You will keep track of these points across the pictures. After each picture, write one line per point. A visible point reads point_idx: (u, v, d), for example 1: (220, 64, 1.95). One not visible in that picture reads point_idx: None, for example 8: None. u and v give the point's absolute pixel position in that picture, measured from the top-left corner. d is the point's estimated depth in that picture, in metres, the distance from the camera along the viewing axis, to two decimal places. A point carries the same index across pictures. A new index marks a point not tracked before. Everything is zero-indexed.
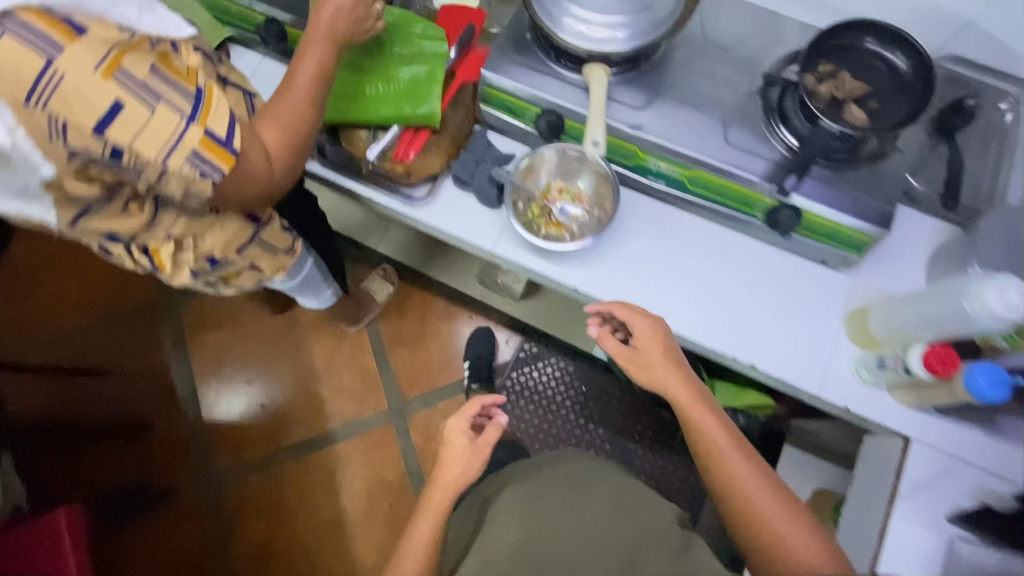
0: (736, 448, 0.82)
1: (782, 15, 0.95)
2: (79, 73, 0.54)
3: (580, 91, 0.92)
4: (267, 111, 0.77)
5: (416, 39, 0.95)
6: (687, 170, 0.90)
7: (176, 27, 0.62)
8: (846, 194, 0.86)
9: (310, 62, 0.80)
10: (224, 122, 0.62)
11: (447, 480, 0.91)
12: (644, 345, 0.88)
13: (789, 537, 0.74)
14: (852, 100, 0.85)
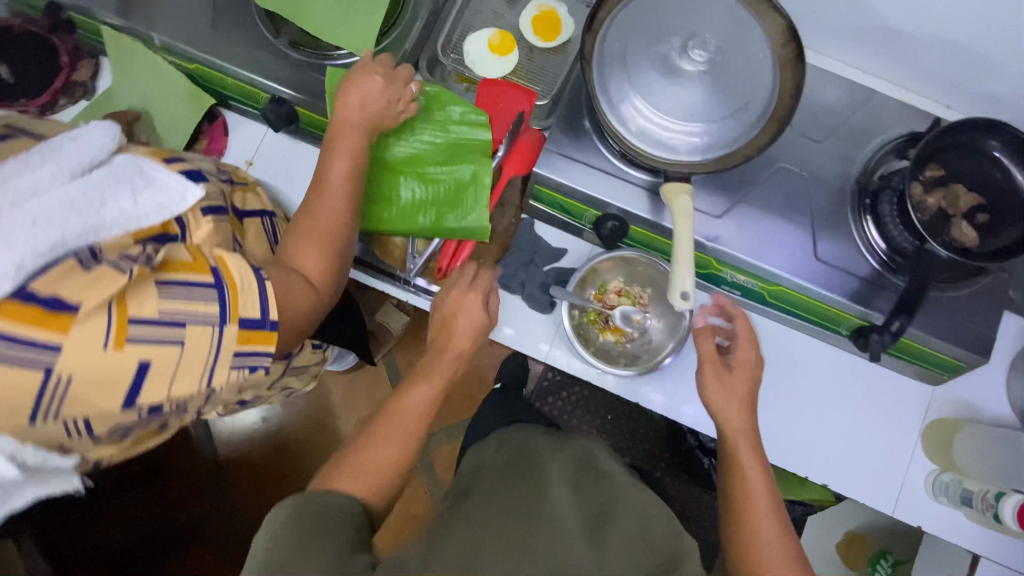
0: (768, 495, 0.65)
1: (878, 95, 0.82)
2: (85, 356, 0.45)
3: (648, 196, 0.79)
4: (302, 228, 0.67)
5: (451, 126, 0.81)
6: (768, 284, 0.81)
7: (179, 192, 0.53)
8: (945, 316, 0.78)
9: (343, 159, 0.70)
10: (255, 298, 0.53)
11: (450, 355, 0.75)
12: (740, 355, 0.74)
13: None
14: (961, 216, 0.74)
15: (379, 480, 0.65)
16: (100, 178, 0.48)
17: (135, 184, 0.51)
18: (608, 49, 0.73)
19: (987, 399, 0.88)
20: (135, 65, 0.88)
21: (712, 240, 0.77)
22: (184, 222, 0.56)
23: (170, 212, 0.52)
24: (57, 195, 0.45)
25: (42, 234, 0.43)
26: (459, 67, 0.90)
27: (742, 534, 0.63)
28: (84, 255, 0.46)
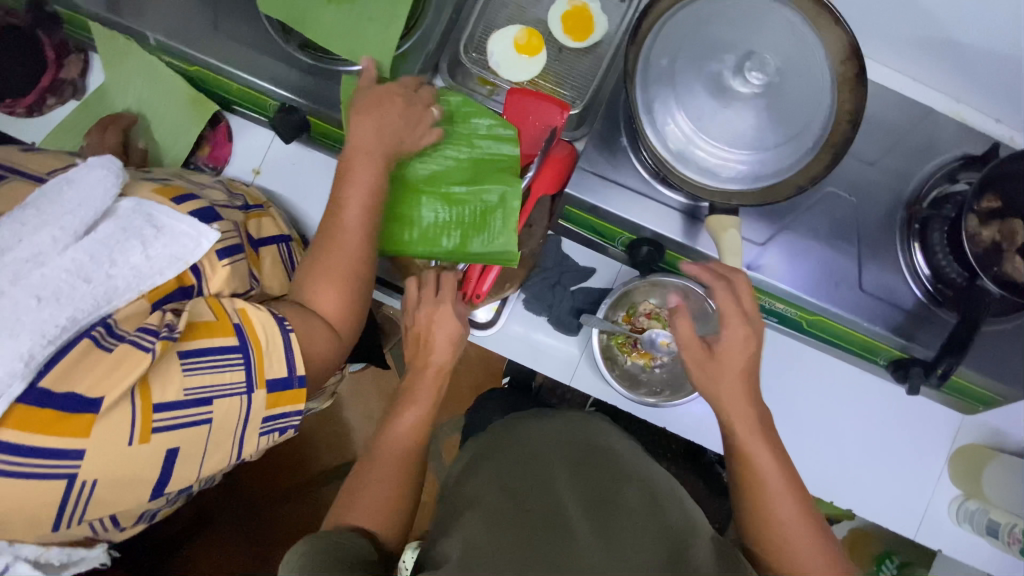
0: (786, 480, 0.58)
1: (930, 115, 0.78)
2: (115, 448, 0.49)
3: (681, 217, 0.74)
4: (318, 269, 0.63)
5: (477, 141, 0.75)
6: (807, 312, 0.78)
7: (192, 240, 0.56)
8: (990, 351, 0.75)
9: (358, 191, 0.65)
10: (280, 352, 0.57)
11: (435, 371, 0.71)
12: (728, 339, 0.62)
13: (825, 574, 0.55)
14: (1018, 249, 0.70)
15: (390, 513, 0.61)
16: (110, 237, 0.52)
17: (145, 236, 0.54)
18: (654, 63, 0.67)
19: (1017, 426, 0.87)
20: (129, 64, 0.81)
21: (752, 268, 0.74)
22: (200, 270, 0.59)
23: (182, 261, 0.55)
24: (66, 266, 0.49)
25: (51, 313, 0.47)
26: (482, 70, 0.82)
27: (759, 510, 0.57)
28: (99, 328, 0.50)
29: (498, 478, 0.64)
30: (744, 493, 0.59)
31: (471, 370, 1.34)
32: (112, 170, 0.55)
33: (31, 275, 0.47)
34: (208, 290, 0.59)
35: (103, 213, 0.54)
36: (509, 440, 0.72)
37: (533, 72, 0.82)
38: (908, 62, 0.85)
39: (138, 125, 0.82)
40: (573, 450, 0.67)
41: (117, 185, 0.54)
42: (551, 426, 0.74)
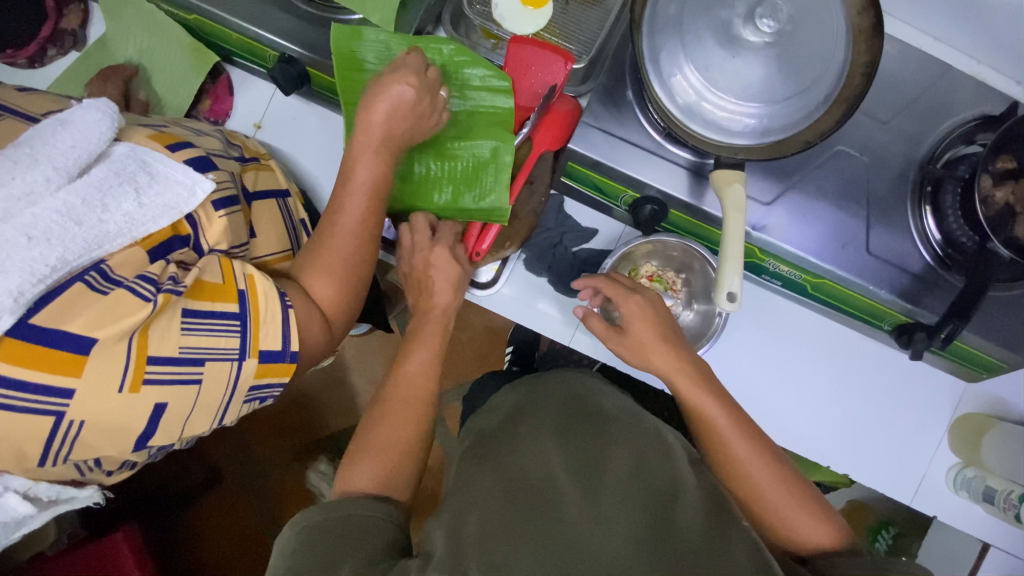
0: (739, 425, 0.62)
1: (948, 74, 0.76)
2: (104, 392, 0.50)
3: (688, 174, 0.72)
4: (317, 260, 0.63)
5: (469, 91, 0.73)
6: (811, 276, 0.77)
7: (186, 188, 0.56)
8: (997, 317, 0.74)
9: (359, 188, 0.64)
10: (279, 328, 0.57)
11: (437, 318, 0.71)
12: (626, 312, 0.69)
13: (800, 518, 0.58)
14: None
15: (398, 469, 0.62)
16: (103, 181, 0.52)
17: (139, 183, 0.54)
18: (665, 9, 0.65)
19: (1021, 396, 0.86)
20: (129, 13, 0.80)
21: (757, 229, 0.72)
22: (197, 220, 0.58)
23: (177, 211, 0.55)
24: (57, 207, 0.49)
25: (41, 252, 0.47)
26: (485, 21, 0.80)
27: (723, 465, 0.62)
28: (93, 273, 0.50)
29: (491, 444, 0.65)
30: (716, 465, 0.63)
31: (474, 337, 1.35)
32: (107, 113, 0.55)
33: (21, 214, 0.47)
34: (205, 241, 0.59)
35: (96, 156, 0.53)
36: (505, 409, 0.73)
37: (539, 25, 0.79)
38: (929, 17, 0.82)
39: (140, 76, 0.82)
40: (565, 411, 0.68)
41: (111, 129, 0.54)
42: (547, 389, 0.74)
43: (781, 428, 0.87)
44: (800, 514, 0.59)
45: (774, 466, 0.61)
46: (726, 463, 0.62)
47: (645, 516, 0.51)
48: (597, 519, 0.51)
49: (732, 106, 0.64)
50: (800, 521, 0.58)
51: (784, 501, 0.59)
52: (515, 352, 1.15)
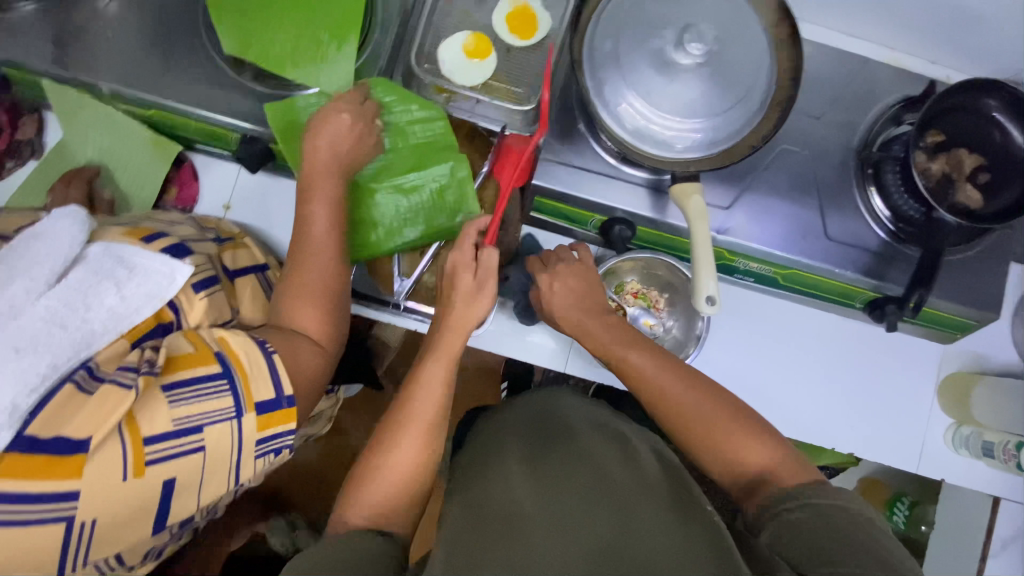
0: (667, 371, 0.67)
1: (867, 65, 0.82)
2: (110, 487, 0.49)
3: (647, 192, 0.77)
4: (299, 289, 0.67)
5: (405, 127, 0.78)
6: (782, 269, 0.81)
7: (166, 276, 0.57)
8: (958, 279, 0.78)
9: (319, 219, 0.69)
10: (267, 374, 0.56)
11: (462, 328, 0.69)
12: (563, 287, 0.74)
13: (745, 443, 0.62)
14: (965, 179, 0.76)
15: (415, 478, 0.63)
16: (83, 282, 0.52)
17: (118, 278, 0.54)
18: (600, 45, 0.70)
19: (993, 350, 0.91)
20: (86, 116, 0.81)
21: (722, 232, 0.76)
22: (178, 305, 0.59)
23: (159, 298, 0.56)
24: (40, 315, 0.49)
25: (31, 361, 0.48)
26: (436, 78, 0.83)
27: (666, 411, 0.66)
28: (81, 372, 0.50)
29: (469, 475, 0.68)
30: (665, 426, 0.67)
31: (469, 378, 1.35)
32: (80, 220, 0.55)
33: (6, 327, 0.48)
34: (188, 324, 0.60)
35: (73, 260, 0.54)
36: (482, 441, 0.75)
37: (486, 73, 0.84)
38: (839, 18, 0.90)
39: (102, 176, 0.82)
40: (536, 434, 0.71)
41: (84, 232, 0.54)
42: (522, 416, 0.76)
43: (782, 417, 0.89)
44: (731, 433, 0.63)
45: (711, 402, 0.65)
46: (673, 419, 0.66)
47: (604, 524, 0.54)
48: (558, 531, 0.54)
49: (677, 125, 0.68)
50: (736, 446, 0.62)
51: (728, 434, 0.63)
52: (512, 387, 1.16)
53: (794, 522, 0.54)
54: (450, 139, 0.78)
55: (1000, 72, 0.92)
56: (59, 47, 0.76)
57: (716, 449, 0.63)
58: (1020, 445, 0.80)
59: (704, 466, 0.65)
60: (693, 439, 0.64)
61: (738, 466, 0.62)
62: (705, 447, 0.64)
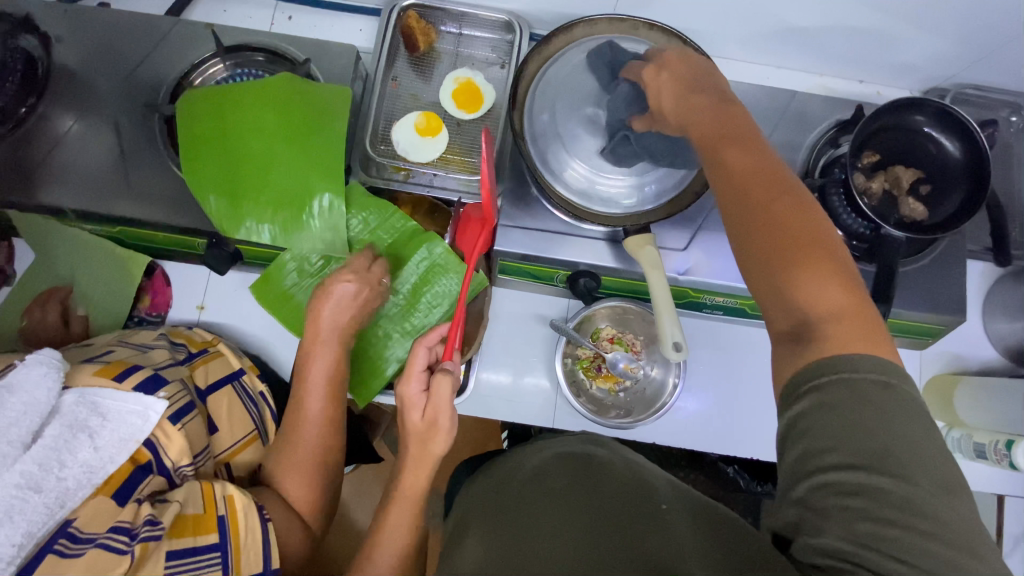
0: (768, 171, 0.52)
1: (798, 96, 0.87)
2: None
3: (608, 245, 0.79)
4: (298, 457, 0.68)
5: (370, 220, 0.81)
6: (747, 300, 0.83)
7: (141, 416, 0.58)
8: (917, 288, 0.80)
9: (317, 382, 0.71)
10: (261, 547, 0.61)
11: (425, 462, 0.68)
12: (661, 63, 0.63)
13: (818, 284, 0.47)
14: (906, 193, 0.78)
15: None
16: (58, 438, 0.53)
17: (92, 427, 0.55)
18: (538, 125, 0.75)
19: (968, 348, 0.93)
20: (54, 239, 0.83)
21: (681, 274, 0.79)
22: (155, 444, 0.59)
23: (134, 441, 0.57)
24: (16, 480, 0.49)
25: (6, 532, 0.47)
26: (393, 159, 0.87)
27: (744, 213, 0.51)
28: (61, 540, 0.50)
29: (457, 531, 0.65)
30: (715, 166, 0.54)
31: (467, 434, 1.35)
32: (52, 363, 0.56)
33: None
34: (167, 460, 0.60)
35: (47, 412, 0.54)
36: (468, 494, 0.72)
37: (440, 147, 0.87)
38: (766, 53, 0.96)
39: (76, 293, 0.83)
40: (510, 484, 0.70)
41: (58, 380, 0.55)
42: (493, 469, 0.71)
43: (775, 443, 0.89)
44: (813, 282, 0.48)
45: (806, 245, 0.49)
46: (731, 199, 0.52)
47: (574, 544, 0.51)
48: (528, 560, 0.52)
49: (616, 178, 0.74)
50: (812, 293, 0.47)
51: (798, 264, 0.48)
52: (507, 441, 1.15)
53: (802, 435, 0.45)
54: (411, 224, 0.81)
55: (922, 83, 0.98)
56: (24, 176, 0.79)
57: (780, 287, 0.48)
58: (1006, 443, 0.78)
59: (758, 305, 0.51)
60: (739, 246, 0.52)
61: (806, 315, 0.47)
62: (772, 285, 0.49)
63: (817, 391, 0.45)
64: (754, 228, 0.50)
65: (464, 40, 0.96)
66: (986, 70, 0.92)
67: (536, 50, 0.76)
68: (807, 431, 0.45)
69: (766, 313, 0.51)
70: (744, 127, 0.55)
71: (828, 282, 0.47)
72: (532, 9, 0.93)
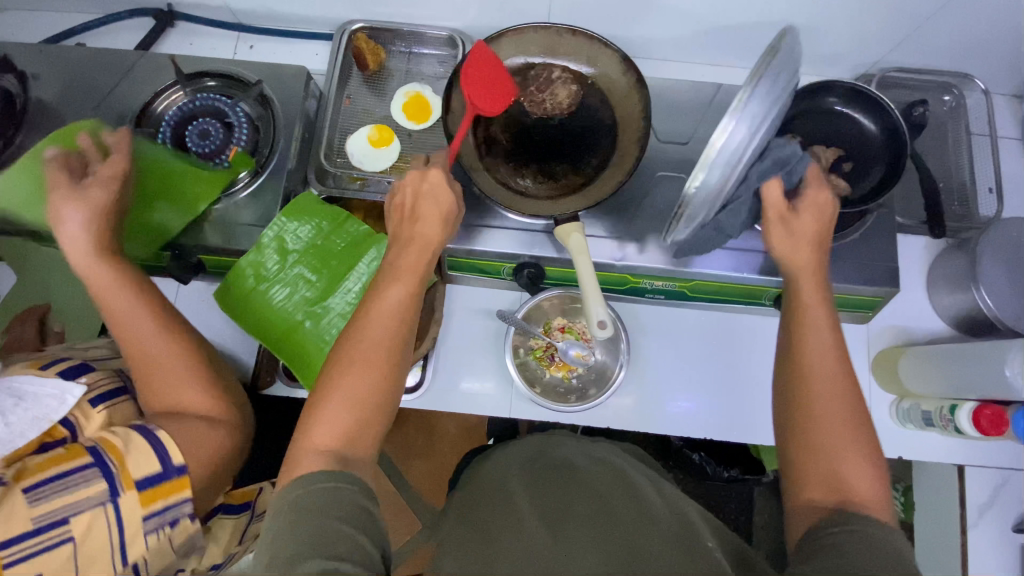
0: (840, 357, 0.63)
1: (724, 88, 0.92)
2: None
3: (548, 237, 0.83)
4: (152, 381, 0.68)
5: (321, 226, 0.86)
6: (686, 282, 0.86)
7: (57, 398, 0.62)
8: (848, 261, 0.83)
9: (120, 311, 0.69)
10: (148, 449, 0.60)
11: (405, 273, 0.66)
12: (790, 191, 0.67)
13: (858, 467, 0.57)
14: (829, 170, 0.82)
15: (372, 398, 0.60)
16: None
17: (5, 407, 0.59)
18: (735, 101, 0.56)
19: (915, 320, 0.95)
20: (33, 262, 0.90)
21: (620, 259, 0.84)
22: (73, 423, 0.63)
23: (47, 419, 0.60)
24: None
25: None
26: (348, 170, 0.92)
27: (809, 377, 0.62)
28: None
29: (482, 510, 0.71)
30: (788, 334, 0.65)
31: (449, 437, 1.38)
32: None
33: None
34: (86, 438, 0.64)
35: None
36: (489, 480, 0.79)
37: (391, 156, 0.93)
38: (697, 51, 1.02)
39: (53, 311, 0.87)
40: (534, 468, 0.78)
41: None
42: (516, 455, 0.84)
43: (727, 421, 0.92)
44: (847, 458, 0.57)
45: (850, 428, 0.58)
46: (801, 374, 0.62)
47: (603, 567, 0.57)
48: (564, 564, 0.58)
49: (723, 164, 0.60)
50: (846, 470, 0.57)
51: (841, 439, 0.58)
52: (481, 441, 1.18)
53: (835, 547, 0.51)
54: (360, 229, 0.86)
55: (852, 71, 1.02)
56: None
57: (831, 462, 0.57)
58: (951, 408, 0.81)
59: (797, 469, 0.59)
60: (793, 411, 0.61)
61: (842, 493, 0.56)
62: (823, 454, 0.58)
63: (849, 528, 0.52)
64: (810, 403, 0.60)
65: (414, 59, 1.02)
66: (907, 53, 0.97)
67: None
68: (839, 548, 0.51)
69: (800, 479, 0.59)
70: (825, 314, 0.64)
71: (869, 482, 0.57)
72: (474, 26, 1.00)
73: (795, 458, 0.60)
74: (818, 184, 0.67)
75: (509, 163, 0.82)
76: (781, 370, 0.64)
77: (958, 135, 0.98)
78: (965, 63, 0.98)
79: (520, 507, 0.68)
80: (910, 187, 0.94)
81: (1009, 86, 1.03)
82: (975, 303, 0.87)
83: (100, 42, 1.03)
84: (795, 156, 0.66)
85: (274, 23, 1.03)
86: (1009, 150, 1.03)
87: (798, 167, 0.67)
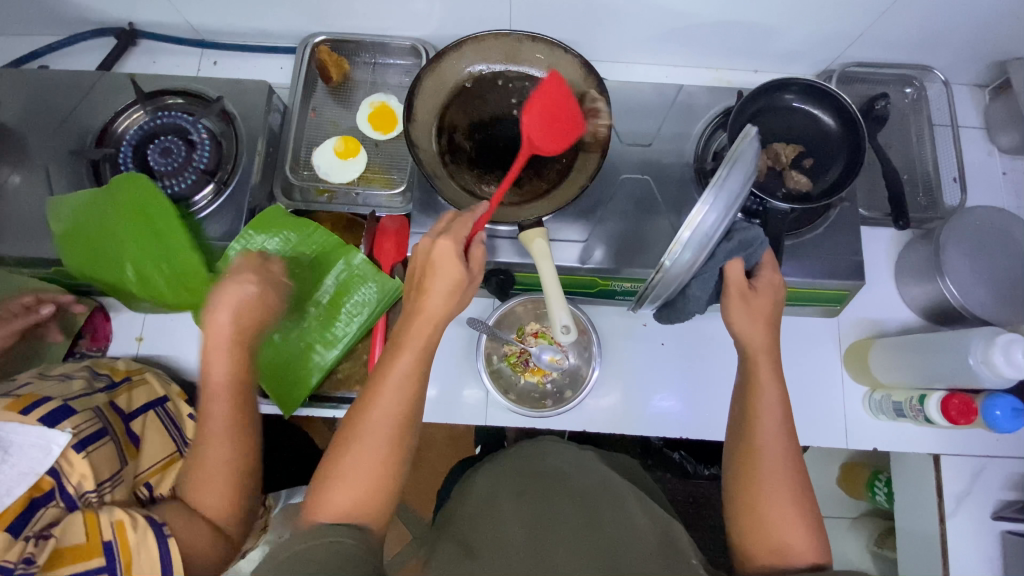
0: (781, 429, 0.66)
1: (686, 87, 0.92)
2: None
3: (511, 243, 0.84)
4: (204, 453, 0.70)
5: (292, 241, 0.85)
6: None
7: (42, 449, 0.65)
8: (812, 254, 0.84)
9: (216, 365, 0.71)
10: (157, 563, 0.61)
11: (411, 349, 0.64)
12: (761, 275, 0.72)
13: (795, 530, 0.61)
14: (790, 168, 0.83)
15: (373, 481, 0.60)
16: None
17: None
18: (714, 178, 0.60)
19: (886, 312, 0.95)
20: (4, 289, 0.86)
21: (585, 263, 0.84)
22: (58, 470, 0.66)
23: (35, 472, 0.63)
24: None
25: None
26: (315, 182, 0.92)
27: (746, 447, 0.66)
28: None
29: (470, 520, 0.71)
30: (744, 414, 0.68)
31: (434, 445, 1.37)
32: None
33: None
34: (67, 483, 0.66)
35: None
36: (477, 492, 0.78)
37: (358, 168, 0.93)
38: (659, 52, 1.02)
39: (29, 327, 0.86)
40: (519, 477, 0.78)
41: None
42: (505, 456, 0.86)
43: (704, 419, 0.92)
44: (791, 528, 0.61)
45: (796, 503, 0.63)
46: (752, 451, 0.65)
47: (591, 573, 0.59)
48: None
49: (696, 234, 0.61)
50: (790, 538, 0.61)
51: (784, 509, 0.62)
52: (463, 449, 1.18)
53: None
54: (333, 241, 0.86)
55: (813, 67, 1.03)
56: None
57: (774, 534, 0.61)
58: (920, 398, 0.81)
59: (742, 541, 0.63)
60: (739, 476, 0.65)
61: (785, 557, 0.61)
62: (766, 527, 0.62)
63: None
64: (756, 474, 0.64)
65: (379, 69, 1.02)
66: (866, 48, 0.98)
67: (428, 68, 0.81)
68: None
69: (745, 541, 0.63)
70: (778, 394, 0.68)
71: (809, 540, 0.62)
72: (437, 35, 1.00)
73: (745, 527, 0.63)
74: (772, 267, 0.72)
75: (472, 170, 0.83)
76: (733, 445, 0.68)
77: (920, 128, 1.00)
78: (922, 57, 0.99)
79: (510, 520, 0.69)
80: (874, 180, 0.95)
81: (968, 76, 1.04)
82: (941, 292, 0.87)
83: (63, 63, 1.02)
84: (760, 241, 0.70)
85: (237, 39, 1.03)
86: (972, 139, 1.04)
87: (758, 251, 0.71)
